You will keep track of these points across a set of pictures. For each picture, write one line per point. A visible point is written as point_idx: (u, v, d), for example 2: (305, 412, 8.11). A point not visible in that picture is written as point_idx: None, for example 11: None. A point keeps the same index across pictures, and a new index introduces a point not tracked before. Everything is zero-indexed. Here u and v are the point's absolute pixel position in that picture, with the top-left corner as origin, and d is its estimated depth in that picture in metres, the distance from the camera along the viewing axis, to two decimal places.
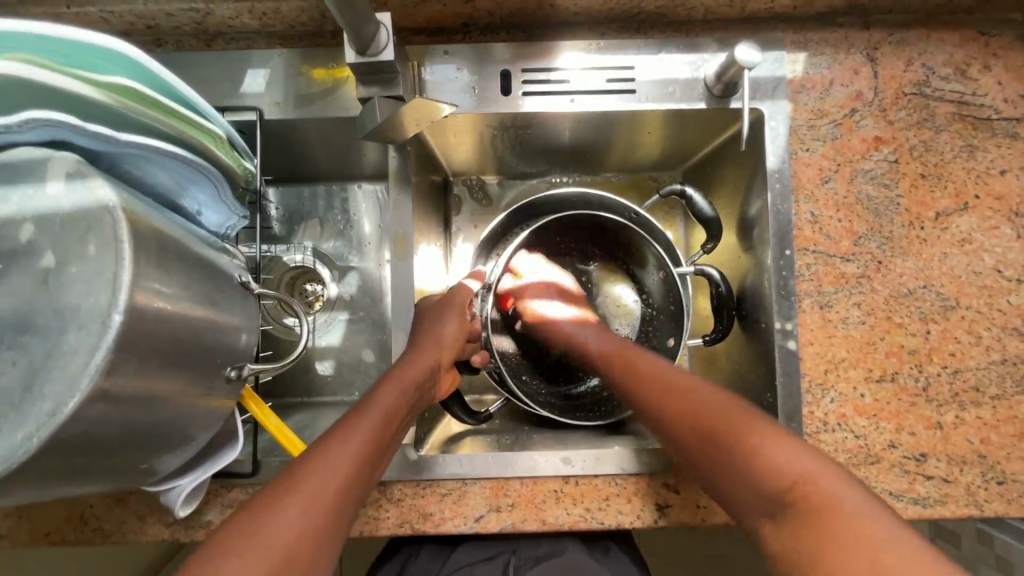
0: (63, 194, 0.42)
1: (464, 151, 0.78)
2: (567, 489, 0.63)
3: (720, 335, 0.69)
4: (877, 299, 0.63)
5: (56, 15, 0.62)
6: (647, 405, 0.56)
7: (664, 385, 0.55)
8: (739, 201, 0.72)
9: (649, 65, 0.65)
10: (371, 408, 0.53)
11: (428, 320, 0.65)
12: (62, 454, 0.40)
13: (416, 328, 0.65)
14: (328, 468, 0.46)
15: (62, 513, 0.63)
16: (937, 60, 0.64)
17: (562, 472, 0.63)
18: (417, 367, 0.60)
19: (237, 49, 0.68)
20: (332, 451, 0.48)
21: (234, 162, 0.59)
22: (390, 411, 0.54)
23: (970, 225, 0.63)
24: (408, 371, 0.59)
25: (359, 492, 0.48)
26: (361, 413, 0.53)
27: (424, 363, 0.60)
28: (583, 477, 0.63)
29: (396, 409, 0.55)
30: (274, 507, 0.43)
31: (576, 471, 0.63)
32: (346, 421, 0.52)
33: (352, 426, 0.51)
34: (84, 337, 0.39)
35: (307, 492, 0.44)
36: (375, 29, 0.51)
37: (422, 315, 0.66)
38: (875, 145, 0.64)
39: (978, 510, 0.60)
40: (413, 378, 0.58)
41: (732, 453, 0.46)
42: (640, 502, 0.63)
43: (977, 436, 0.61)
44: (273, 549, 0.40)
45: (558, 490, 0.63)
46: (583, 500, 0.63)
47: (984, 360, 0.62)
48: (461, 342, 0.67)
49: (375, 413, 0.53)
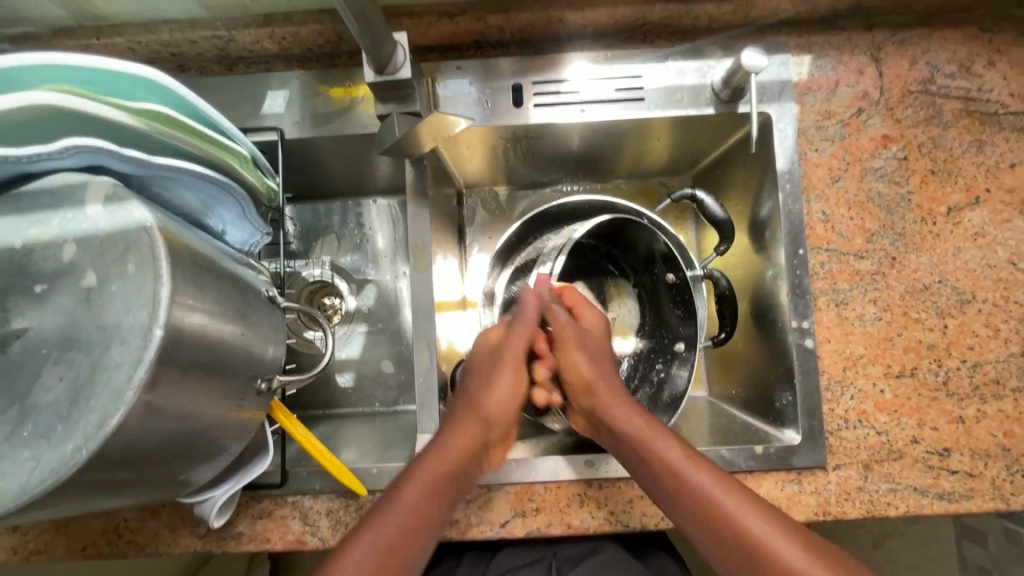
0: (101, 216, 0.44)
1: (476, 164, 0.79)
2: (594, 493, 0.64)
3: (725, 335, 0.71)
4: (892, 294, 0.63)
5: (87, 46, 0.64)
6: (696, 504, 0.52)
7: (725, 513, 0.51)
8: (751, 202, 0.72)
9: (656, 74, 0.67)
10: (405, 495, 0.53)
11: (476, 380, 0.63)
12: (106, 465, 0.41)
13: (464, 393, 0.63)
14: (360, 554, 0.50)
15: (98, 527, 0.65)
16: (941, 58, 0.65)
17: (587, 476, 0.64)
18: (456, 451, 0.57)
19: (258, 72, 0.70)
20: (362, 538, 0.51)
21: (258, 181, 0.61)
22: (418, 504, 0.53)
23: (983, 219, 0.63)
24: (447, 450, 0.57)
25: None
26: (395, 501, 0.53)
27: (464, 445, 0.57)
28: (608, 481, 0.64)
29: (429, 497, 0.54)
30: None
31: (600, 475, 0.64)
32: (379, 505, 0.53)
33: (383, 509, 0.53)
34: (126, 352, 0.41)
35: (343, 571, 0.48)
36: (392, 48, 0.53)
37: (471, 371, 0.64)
38: (884, 143, 0.65)
39: (1005, 504, 0.61)
40: (446, 470, 0.56)
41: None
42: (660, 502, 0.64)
43: (1000, 429, 0.62)
44: None
45: (584, 495, 0.64)
46: (609, 503, 0.63)
47: (1003, 352, 0.62)
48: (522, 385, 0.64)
49: (404, 498, 0.53)
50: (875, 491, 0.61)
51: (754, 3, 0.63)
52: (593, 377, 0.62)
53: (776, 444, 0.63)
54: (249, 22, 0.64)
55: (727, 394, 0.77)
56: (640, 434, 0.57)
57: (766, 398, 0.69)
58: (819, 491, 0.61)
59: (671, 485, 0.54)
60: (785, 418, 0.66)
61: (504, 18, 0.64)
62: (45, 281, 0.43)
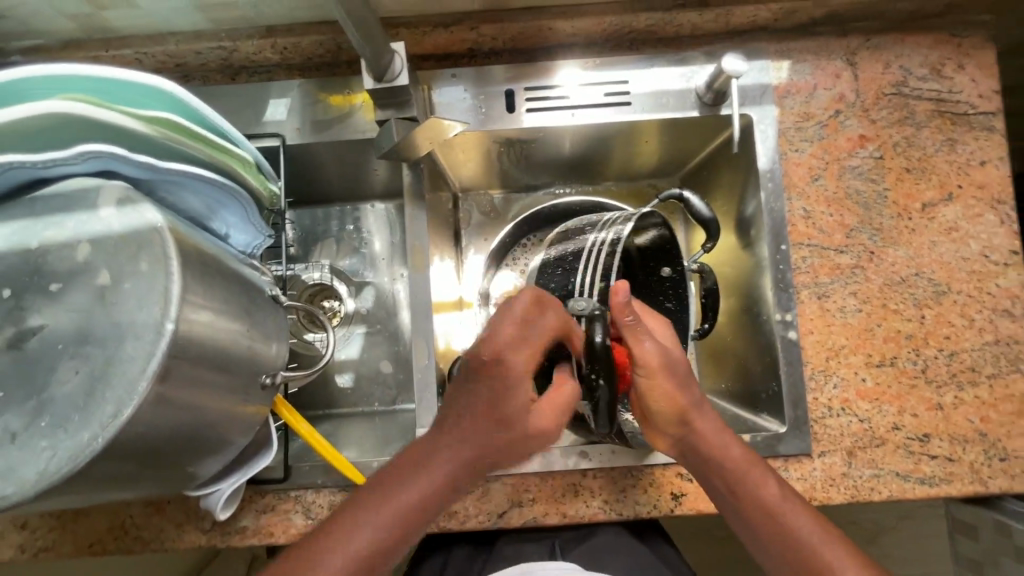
0: (113, 217, 0.46)
1: (471, 167, 0.82)
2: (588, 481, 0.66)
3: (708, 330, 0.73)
4: (872, 287, 0.66)
5: (95, 58, 0.67)
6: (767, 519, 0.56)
7: (795, 530, 0.55)
8: (736, 201, 0.75)
9: (643, 80, 0.70)
10: (435, 470, 0.50)
11: (512, 402, 0.50)
12: (120, 454, 0.43)
13: (490, 403, 0.50)
14: (399, 501, 0.49)
15: (104, 524, 0.66)
16: (913, 62, 0.68)
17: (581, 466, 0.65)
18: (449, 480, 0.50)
19: (259, 81, 0.73)
20: (402, 488, 0.49)
21: (261, 185, 0.63)
22: (407, 517, 0.49)
23: (955, 214, 0.66)
24: (455, 474, 0.50)
25: (398, 542, 0.49)
26: (404, 492, 0.49)
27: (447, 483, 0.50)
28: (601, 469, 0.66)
29: (410, 519, 0.49)
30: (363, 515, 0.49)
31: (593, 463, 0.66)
32: (414, 458, 0.51)
33: (417, 467, 0.50)
34: (139, 346, 0.43)
35: (389, 511, 0.49)
36: (391, 57, 0.55)
37: (512, 385, 0.50)
38: (860, 143, 0.68)
39: (983, 487, 0.63)
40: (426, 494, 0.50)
41: None
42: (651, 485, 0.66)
43: (977, 415, 0.64)
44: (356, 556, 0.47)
45: (579, 483, 0.66)
46: (603, 490, 0.66)
47: (978, 341, 0.65)
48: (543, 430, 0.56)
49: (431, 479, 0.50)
50: (859, 477, 0.63)
51: (734, 12, 0.66)
52: (690, 406, 0.58)
53: (762, 433, 0.65)
54: (252, 34, 0.67)
55: (716, 387, 0.79)
56: (743, 471, 0.57)
57: (755, 389, 0.72)
58: (805, 477, 0.64)
59: (763, 520, 0.56)
60: (771, 408, 0.68)
61: (497, 28, 0.67)
62: (60, 279, 0.45)
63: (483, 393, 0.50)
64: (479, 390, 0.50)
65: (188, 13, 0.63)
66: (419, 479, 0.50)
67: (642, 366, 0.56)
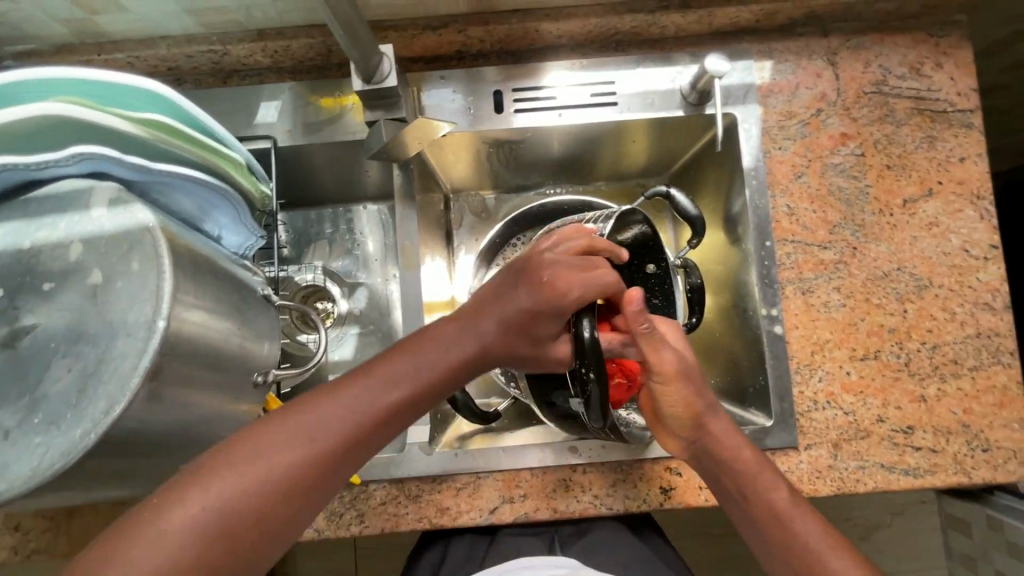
0: (106, 218, 0.47)
1: (462, 168, 0.83)
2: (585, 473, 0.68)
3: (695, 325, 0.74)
4: (855, 282, 0.67)
5: (88, 62, 0.67)
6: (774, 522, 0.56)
7: (801, 532, 0.55)
8: (723, 200, 0.76)
9: (628, 80, 0.71)
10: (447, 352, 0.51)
11: (542, 323, 0.51)
12: (112, 451, 0.44)
13: (524, 313, 0.51)
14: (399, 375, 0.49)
15: (97, 525, 0.66)
16: (892, 61, 0.70)
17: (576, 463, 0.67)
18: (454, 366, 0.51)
19: (250, 84, 0.73)
20: (406, 360, 0.50)
21: (253, 187, 0.64)
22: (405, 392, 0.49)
23: (936, 210, 0.68)
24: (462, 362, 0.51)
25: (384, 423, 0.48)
26: (407, 364, 0.50)
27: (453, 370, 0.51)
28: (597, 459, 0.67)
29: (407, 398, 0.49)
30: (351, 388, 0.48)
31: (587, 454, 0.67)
32: (427, 339, 0.52)
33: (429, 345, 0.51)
34: (131, 344, 0.43)
35: (380, 385, 0.48)
36: (379, 59, 0.56)
37: (550, 308, 0.51)
38: (842, 141, 0.69)
39: (967, 477, 0.64)
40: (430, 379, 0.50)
41: None
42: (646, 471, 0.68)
43: (959, 407, 0.65)
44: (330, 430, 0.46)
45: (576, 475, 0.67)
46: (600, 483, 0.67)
47: (959, 334, 0.66)
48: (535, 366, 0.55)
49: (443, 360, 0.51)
50: (845, 469, 0.64)
51: (717, 13, 0.67)
52: (704, 410, 0.58)
53: (750, 427, 0.66)
54: (243, 37, 0.67)
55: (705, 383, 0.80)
56: (756, 475, 0.57)
57: (743, 384, 0.73)
58: (792, 470, 0.64)
59: (770, 522, 0.56)
60: (758, 402, 0.69)
61: (483, 30, 0.68)
62: (53, 279, 0.46)
63: (521, 303, 0.52)
64: (523, 296, 0.52)
65: (179, 17, 0.64)
66: (436, 356, 0.51)
67: (659, 373, 0.57)
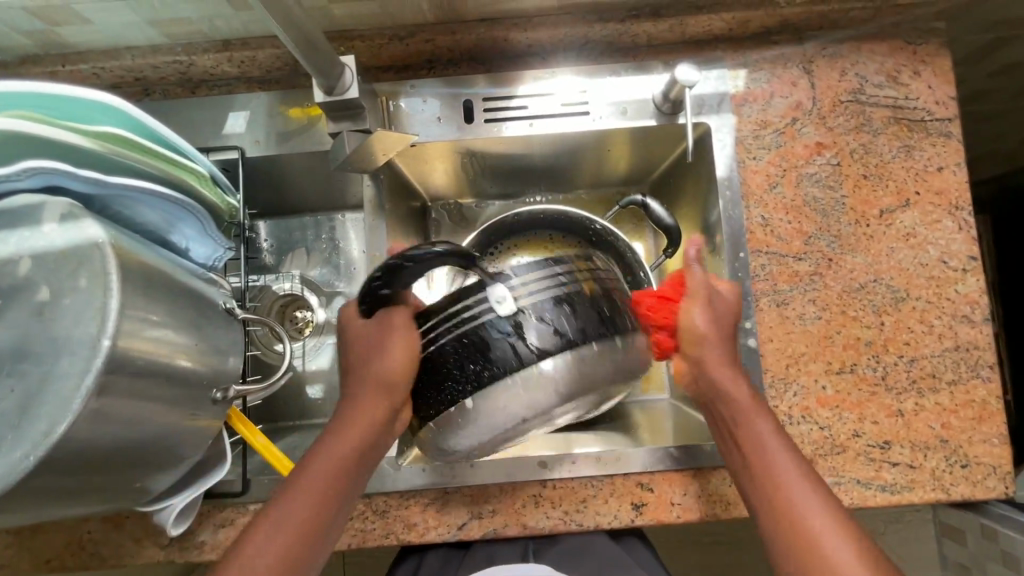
0: (56, 233, 0.46)
1: (439, 177, 0.82)
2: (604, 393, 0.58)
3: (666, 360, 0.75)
4: (831, 294, 0.66)
5: (53, 73, 0.67)
6: (753, 452, 0.55)
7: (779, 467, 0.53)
8: (700, 210, 0.75)
9: (600, 89, 0.70)
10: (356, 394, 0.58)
11: (364, 328, 0.58)
12: (54, 472, 0.43)
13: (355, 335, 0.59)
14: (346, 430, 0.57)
15: (62, 541, 0.66)
16: (869, 69, 0.69)
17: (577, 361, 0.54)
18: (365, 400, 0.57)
19: (220, 94, 0.73)
20: (345, 416, 0.58)
21: (218, 199, 0.63)
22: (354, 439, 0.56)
23: (913, 220, 0.67)
24: (368, 393, 0.57)
25: (354, 469, 0.56)
26: (345, 417, 0.57)
27: (370, 403, 0.57)
28: (604, 347, 0.56)
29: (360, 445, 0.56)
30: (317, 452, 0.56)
31: (600, 347, 0.55)
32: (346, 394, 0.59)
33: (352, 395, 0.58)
34: (75, 362, 0.43)
35: (339, 442, 0.56)
36: (341, 70, 0.55)
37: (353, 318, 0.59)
38: (818, 150, 0.68)
39: (945, 494, 0.63)
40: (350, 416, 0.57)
41: (794, 537, 0.50)
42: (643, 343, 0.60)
43: (938, 421, 0.64)
44: (313, 493, 0.54)
45: (590, 391, 0.55)
46: (613, 370, 0.56)
47: (938, 347, 0.65)
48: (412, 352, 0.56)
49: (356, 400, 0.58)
50: None
51: (688, 22, 0.67)
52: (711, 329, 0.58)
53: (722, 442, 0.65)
54: (209, 48, 0.67)
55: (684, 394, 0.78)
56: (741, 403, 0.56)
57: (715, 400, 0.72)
58: None
59: (750, 451, 0.55)
60: None
61: (452, 39, 0.67)
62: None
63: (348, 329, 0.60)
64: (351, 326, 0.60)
65: (143, 28, 0.64)
66: (351, 406, 0.58)
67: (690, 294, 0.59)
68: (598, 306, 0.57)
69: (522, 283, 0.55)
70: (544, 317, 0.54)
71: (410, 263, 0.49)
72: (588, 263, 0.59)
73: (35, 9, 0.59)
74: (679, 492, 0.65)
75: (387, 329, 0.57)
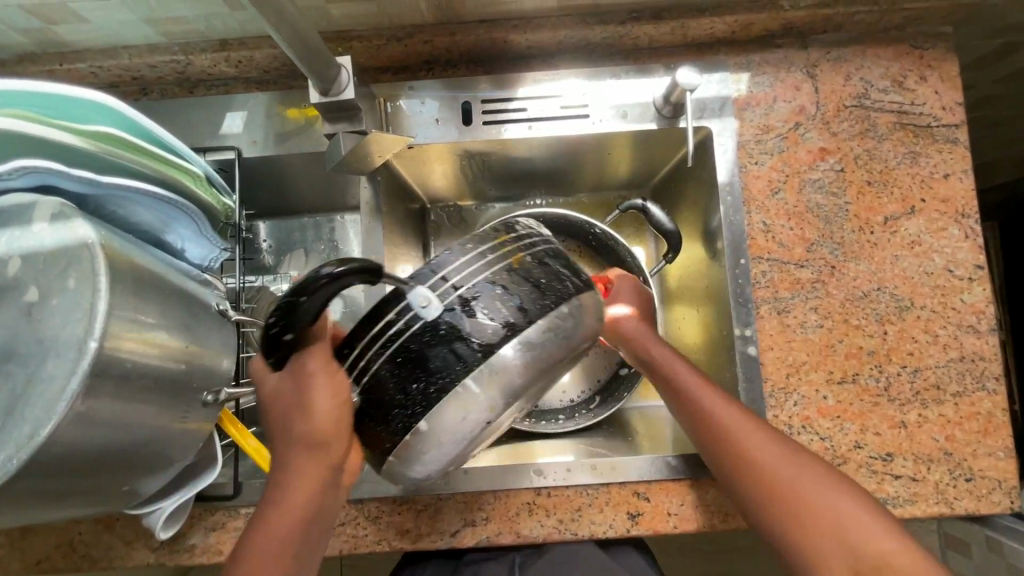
0: (45, 232, 0.46)
1: (438, 179, 0.81)
2: (568, 365, 0.50)
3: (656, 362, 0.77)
4: (833, 302, 0.65)
5: (50, 71, 0.67)
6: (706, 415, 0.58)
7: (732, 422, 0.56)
8: (700, 214, 0.74)
9: (601, 92, 0.69)
10: (289, 459, 0.50)
11: (284, 381, 0.48)
12: (39, 475, 0.43)
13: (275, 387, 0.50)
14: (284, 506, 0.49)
15: (53, 541, 0.66)
16: (874, 74, 0.67)
17: (531, 341, 0.46)
18: (300, 466, 0.49)
19: (217, 94, 0.72)
20: (280, 488, 0.49)
21: (214, 200, 0.62)
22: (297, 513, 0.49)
23: (918, 228, 0.65)
24: (303, 456, 0.49)
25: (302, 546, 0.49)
26: (281, 488, 0.49)
27: (306, 465, 0.49)
28: (560, 313, 0.47)
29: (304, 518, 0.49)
30: (257, 539, 0.48)
31: (555, 313, 0.47)
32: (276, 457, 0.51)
33: (283, 459, 0.50)
34: (62, 364, 0.42)
35: (279, 522, 0.48)
36: (337, 71, 0.55)
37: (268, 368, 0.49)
38: (821, 156, 0.67)
39: (949, 508, 0.61)
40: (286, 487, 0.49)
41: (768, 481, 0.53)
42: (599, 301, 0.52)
43: (942, 433, 0.63)
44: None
45: (554, 367, 0.48)
46: (574, 337, 0.48)
47: (942, 358, 0.64)
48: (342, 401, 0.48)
49: (290, 467, 0.49)
50: None
51: (690, 24, 0.66)
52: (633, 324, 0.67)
53: None
54: (206, 48, 0.67)
55: None
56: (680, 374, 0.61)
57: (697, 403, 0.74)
58: None
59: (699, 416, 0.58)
60: None
61: (451, 40, 0.67)
62: None
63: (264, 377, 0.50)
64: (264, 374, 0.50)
65: (140, 27, 0.64)
66: (284, 473, 0.49)
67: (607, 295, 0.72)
68: (539, 277, 0.48)
69: (447, 276, 0.46)
70: (479, 307, 0.45)
71: (304, 291, 0.41)
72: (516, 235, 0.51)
73: (31, 7, 0.59)
74: (676, 502, 0.64)
75: (308, 383, 0.47)
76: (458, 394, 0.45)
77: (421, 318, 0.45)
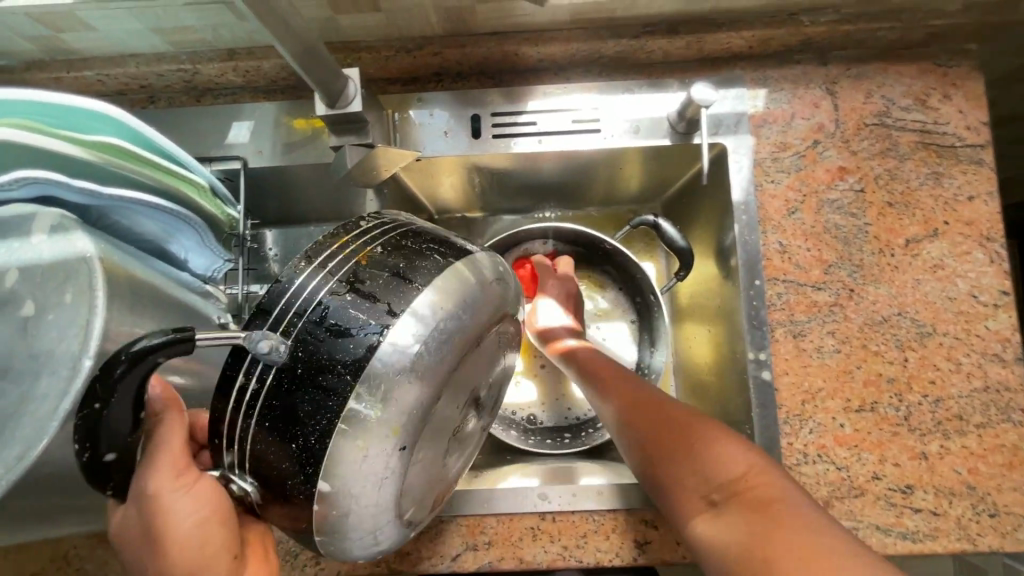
0: (43, 245, 0.44)
1: (447, 192, 0.80)
2: (479, 348, 0.47)
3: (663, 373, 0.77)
4: (851, 327, 0.63)
5: (58, 78, 0.67)
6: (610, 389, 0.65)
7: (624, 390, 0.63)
8: (714, 233, 0.72)
9: (612, 106, 0.68)
10: None
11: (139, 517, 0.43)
12: (27, 495, 0.41)
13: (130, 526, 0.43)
14: None
15: (47, 554, 0.65)
16: (896, 92, 0.66)
17: (419, 331, 0.42)
18: None
19: (225, 103, 0.72)
20: None
21: (217, 211, 0.61)
22: None
23: (941, 251, 0.63)
24: None
25: None
26: None
27: None
28: (435, 287, 0.43)
29: None
30: None
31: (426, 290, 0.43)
32: None
33: None
34: (55, 382, 0.41)
35: None
36: (343, 83, 0.54)
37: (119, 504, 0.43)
38: (840, 175, 0.65)
39: (972, 545, 0.59)
40: None
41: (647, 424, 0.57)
42: (486, 262, 0.48)
43: (964, 466, 0.60)
44: None
45: (459, 351, 0.44)
46: (468, 311, 0.44)
47: (965, 387, 0.61)
48: (213, 515, 0.44)
49: None
50: None
51: (705, 39, 0.64)
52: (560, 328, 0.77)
53: None
54: (214, 57, 0.66)
55: None
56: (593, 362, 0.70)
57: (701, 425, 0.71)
58: None
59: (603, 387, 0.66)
60: None
61: (461, 52, 0.66)
62: None
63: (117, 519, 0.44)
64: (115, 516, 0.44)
65: (147, 35, 0.63)
66: None
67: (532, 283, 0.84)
68: (396, 262, 0.44)
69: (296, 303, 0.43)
70: (345, 326, 0.42)
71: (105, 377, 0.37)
72: (359, 230, 0.47)
73: (38, 15, 0.59)
74: None
75: (160, 509, 0.42)
76: (349, 430, 0.40)
77: (273, 362, 0.41)
